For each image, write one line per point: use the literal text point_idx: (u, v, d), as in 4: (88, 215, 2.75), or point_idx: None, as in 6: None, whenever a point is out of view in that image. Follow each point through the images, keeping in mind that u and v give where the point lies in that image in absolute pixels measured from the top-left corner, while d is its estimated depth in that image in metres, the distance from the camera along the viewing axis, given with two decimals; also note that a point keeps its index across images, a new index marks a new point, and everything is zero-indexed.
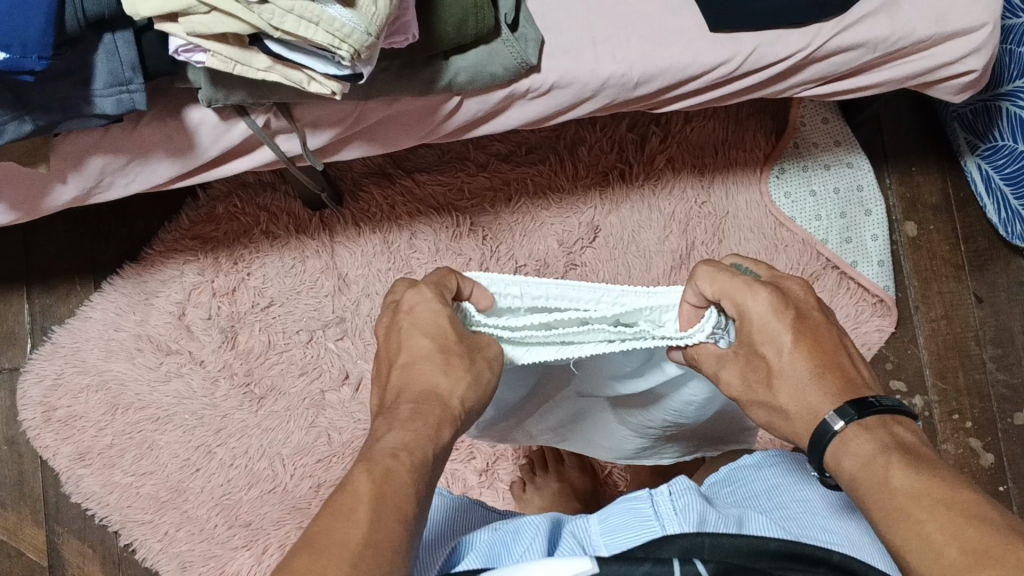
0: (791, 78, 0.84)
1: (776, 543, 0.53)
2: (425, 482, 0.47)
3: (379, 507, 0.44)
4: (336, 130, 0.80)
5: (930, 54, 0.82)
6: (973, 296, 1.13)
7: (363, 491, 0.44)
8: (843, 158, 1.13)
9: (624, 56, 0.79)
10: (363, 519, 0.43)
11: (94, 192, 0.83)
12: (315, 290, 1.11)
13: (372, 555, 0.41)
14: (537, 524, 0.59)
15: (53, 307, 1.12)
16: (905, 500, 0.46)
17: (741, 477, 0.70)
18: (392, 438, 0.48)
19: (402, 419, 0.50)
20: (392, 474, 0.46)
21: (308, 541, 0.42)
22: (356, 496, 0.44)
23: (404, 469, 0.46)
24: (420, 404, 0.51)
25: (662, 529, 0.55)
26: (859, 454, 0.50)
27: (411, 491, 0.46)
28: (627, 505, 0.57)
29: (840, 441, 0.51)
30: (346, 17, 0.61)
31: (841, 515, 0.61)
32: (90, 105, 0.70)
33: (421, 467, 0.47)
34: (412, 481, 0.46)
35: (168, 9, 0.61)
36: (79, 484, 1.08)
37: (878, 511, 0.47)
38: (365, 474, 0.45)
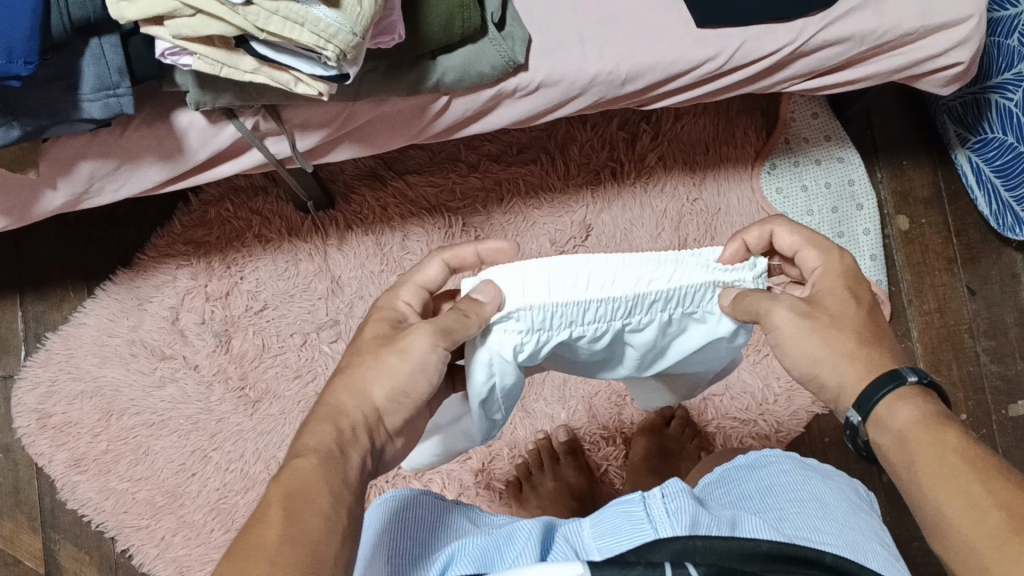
0: (778, 73, 0.84)
1: (767, 544, 0.55)
2: (340, 477, 0.50)
3: (291, 507, 0.47)
4: (325, 132, 0.80)
5: (917, 47, 0.83)
6: (966, 289, 1.13)
7: (276, 495, 0.48)
8: (833, 153, 1.13)
9: (611, 53, 0.79)
10: (278, 520, 0.46)
11: (85, 197, 0.83)
12: (309, 292, 1.11)
13: (290, 553, 0.44)
14: (529, 528, 0.59)
15: (46, 314, 1.12)
16: (950, 459, 0.50)
17: (734, 479, 0.70)
18: (308, 439, 0.52)
19: (314, 423, 0.54)
20: (301, 473, 0.49)
21: (234, 547, 0.45)
22: (273, 501, 0.47)
23: (313, 464, 0.50)
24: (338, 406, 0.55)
25: (655, 532, 0.55)
26: (911, 413, 0.54)
27: (327, 488, 0.49)
28: (619, 508, 0.58)
29: (894, 397, 0.55)
30: (331, 18, 0.61)
31: (834, 515, 0.61)
32: (78, 109, 0.70)
33: (336, 465, 0.51)
34: (324, 475, 0.50)
35: (153, 12, 0.61)
36: (74, 491, 1.08)
37: (922, 466, 0.51)
38: (278, 480, 0.49)
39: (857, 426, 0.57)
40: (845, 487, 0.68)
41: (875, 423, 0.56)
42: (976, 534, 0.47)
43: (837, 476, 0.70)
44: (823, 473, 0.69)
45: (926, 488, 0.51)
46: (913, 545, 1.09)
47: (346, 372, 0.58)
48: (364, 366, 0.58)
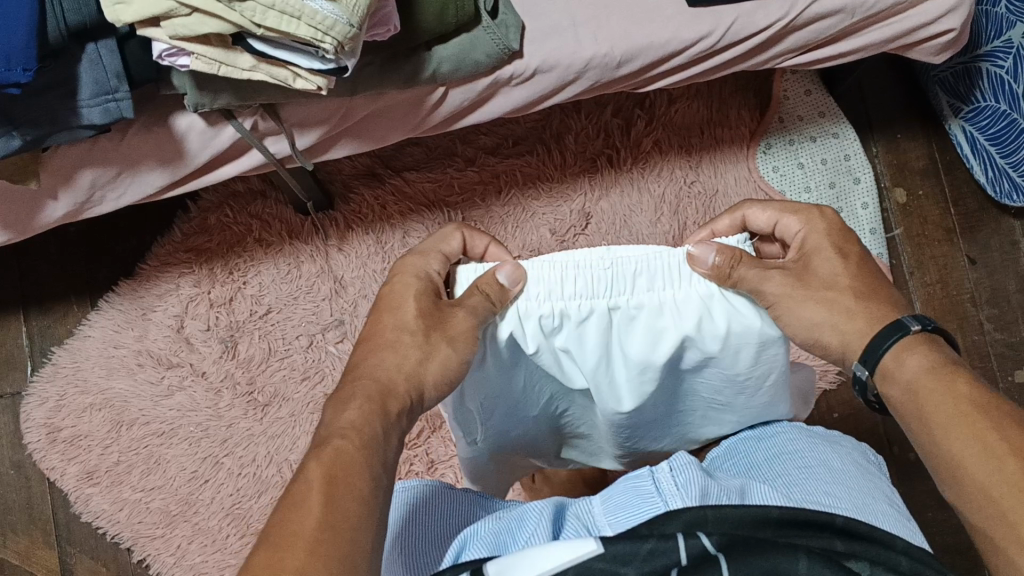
0: (771, 49, 0.85)
1: (779, 511, 0.56)
2: (378, 459, 0.50)
3: (330, 495, 0.46)
4: (323, 129, 0.81)
5: (908, 16, 0.83)
6: (967, 258, 1.14)
7: (316, 476, 0.47)
8: (828, 130, 1.14)
9: (605, 37, 0.79)
10: (319, 504, 0.45)
11: (87, 206, 0.83)
12: (312, 294, 1.11)
13: (327, 542, 0.43)
14: (539, 509, 0.60)
15: (50, 329, 1.12)
16: (963, 410, 0.50)
17: (743, 449, 0.70)
18: (351, 415, 0.53)
19: (351, 399, 0.54)
20: (341, 455, 0.49)
21: (273, 526, 0.45)
22: (313, 482, 0.47)
23: (352, 447, 0.50)
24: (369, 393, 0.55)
25: (664, 504, 0.55)
26: (919, 362, 0.54)
27: (366, 472, 0.49)
28: (629, 482, 0.59)
29: (900, 349, 0.55)
30: (327, 10, 0.61)
31: (842, 479, 0.63)
32: (77, 116, 0.70)
33: (373, 447, 0.51)
34: (364, 458, 0.50)
35: (149, 13, 0.62)
36: (87, 503, 1.08)
37: (937, 416, 0.51)
38: (315, 463, 0.48)
39: (864, 380, 0.57)
40: (855, 452, 0.69)
41: (882, 376, 0.56)
42: (992, 483, 0.47)
43: (847, 442, 0.71)
44: (831, 438, 0.70)
45: (941, 437, 0.50)
46: (927, 515, 1.09)
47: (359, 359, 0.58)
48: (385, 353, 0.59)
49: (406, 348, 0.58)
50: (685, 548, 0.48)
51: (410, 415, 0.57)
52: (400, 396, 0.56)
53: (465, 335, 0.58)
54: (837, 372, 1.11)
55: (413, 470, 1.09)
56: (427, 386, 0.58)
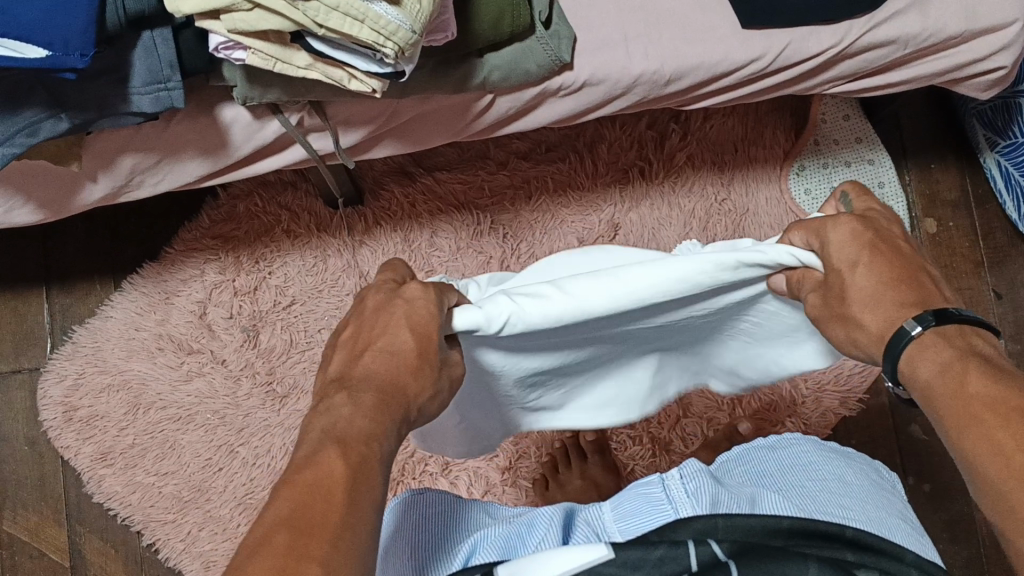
0: (819, 76, 0.84)
1: (789, 520, 0.57)
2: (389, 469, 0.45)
3: (350, 493, 0.42)
4: (368, 128, 0.80)
5: (961, 49, 0.82)
6: (993, 292, 1.14)
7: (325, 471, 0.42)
8: (864, 155, 1.13)
9: (655, 53, 0.79)
10: (340, 507, 0.41)
11: (125, 190, 0.83)
12: (337, 288, 1.10)
13: (344, 541, 0.39)
14: (551, 513, 0.62)
15: (73, 307, 1.11)
16: (954, 393, 0.50)
17: (755, 456, 0.70)
18: (358, 424, 0.46)
19: (355, 397, 0.48)
20: (357, 455, 0.44)
21: (268, 514, 0.41)
22: (324, 475, 0.42)
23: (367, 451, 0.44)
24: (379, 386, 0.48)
25: (675, 512, 0.58)
26: (931, 368, 0.51)
27: (375, 475, 0.44)
28: (639, 491, 0.61)
29: (914, 352, 0.52)
30: (392, 15, 0.61)
31: (854, 493, 0.63)
32: (126, 102, 0.69)
33: (383, 453, 0.46)
34: (374, 462, 0.44)
35: (210, 6, 0.61)
36: (100, 484, 1.08)
37: (953, 410, 0.50)
38: (331, 454, 0.43)
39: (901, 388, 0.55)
40: (866, 467, 0.69)
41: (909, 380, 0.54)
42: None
43: (859, 456, 0.71)
44: (843, 454, 0.69)
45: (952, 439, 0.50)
46: (937, 547, 1.09)
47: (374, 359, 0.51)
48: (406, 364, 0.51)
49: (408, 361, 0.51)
50: (695, 554, 0.52)
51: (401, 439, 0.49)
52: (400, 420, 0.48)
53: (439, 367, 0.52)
54: (858, 400, 1.10)
55: (427, 471, 1.09)
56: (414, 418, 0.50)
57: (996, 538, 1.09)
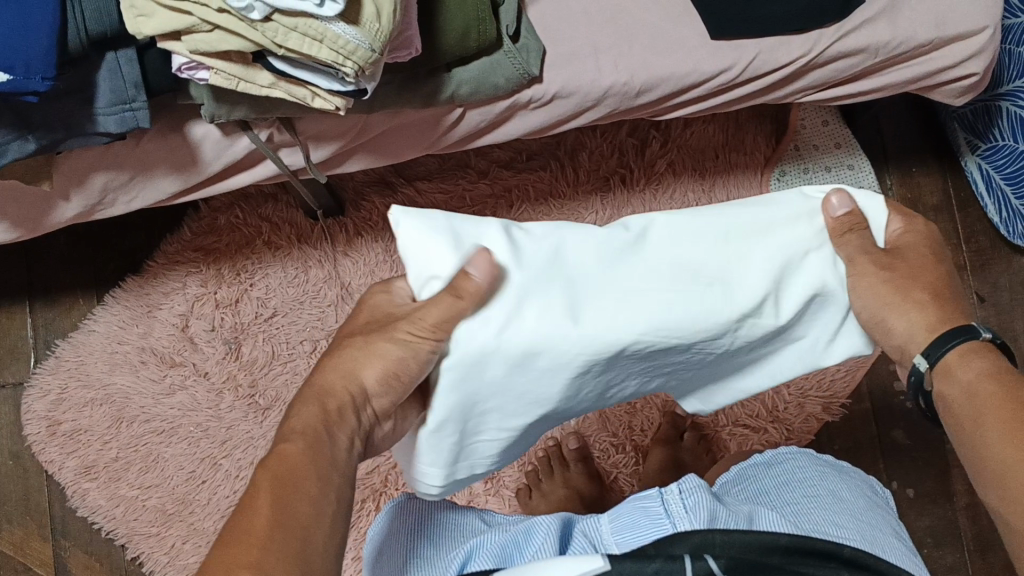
0: (792, 84, 0.84)
1: (786, 538, 0.57)
2: (327, 462, 0.52)
3: (276, 499, 0.48)
4: (339, 143, 0.80)
5: (934, 57, 0.82)
6: (976, 296, 1.14)
7: (263, 482, 0.49)
8: (844, 161, 1.13)
9: (625, 65, 0.79)
10: (266, 506, 0.48)
11: (99, 207, 0.83)
12: (318, 300, 1.11)
13: (278, 541, 0.46)
14: (547, 522, 0.62)
15: (56, 321, 1.11)
16: (994, 390, 0.57)
17: (751, 475, 0.70)
18: (296, 421, 0.54)
19: (306, 404, 0.55)
20: (288, 460, 0.50)
21: (225, 531, 0.47)
22: (261, 488, 0.49)
23: (297, 450, 0.51)
24: (325, 389, 0.55)
25: (673, 526, 0.57)
26: (977, 368, 0.58)
27: (314, 473, 0.51)
28: (636, 503, 0.60)
29: (961, 352, 0.59)
30: (350, 35, 0.61)
31: (850, 508, 0.63)
32: (93, 123, 0.70)
33: (325, 446, 0.52)
34: (311, 461, 0.51)
35: (171, 27, 0.61)
36: (84, 498, 1.08)
37: (985, 414, 0.56)
38: (266, 468, 0.50)
39: (921, 372, 0.61)
40: (861, 481, 0.69)
41: (940, 373, 0.60)
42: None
43: (853, 471, 0.71)
44: (842, 470, 0.70)
45: (980, 433, 0.56)
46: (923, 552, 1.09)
47: (335, 359, 0.57)
48: (357, 351, 0.57)
49: (359, 343, 0.58)
50: (692, 569, 0.53)
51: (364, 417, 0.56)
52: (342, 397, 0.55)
53: (413, 335, 0.56)
54: (841, 404, 1.10)
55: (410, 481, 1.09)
56: (371, 387, 0.56)
57: (982, 543, 1.09)
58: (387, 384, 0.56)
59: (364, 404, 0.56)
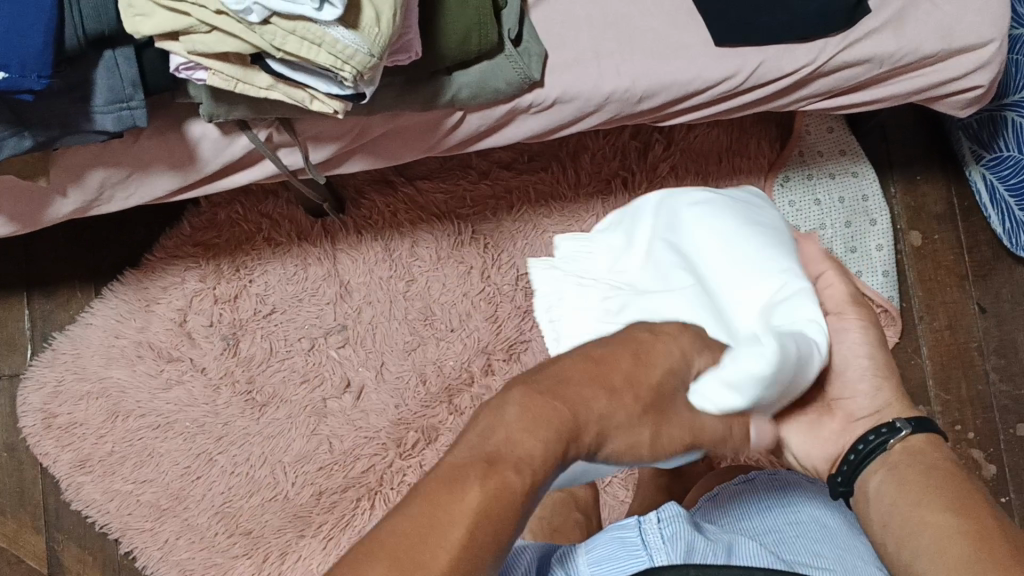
0: (794, 93, 0.84)
1: None
2: (526, 519, 0.40)
3: (471, 537, 0.37)
4: (338, 144, 0.80)
5: (937, 68, 0.82)
6: (977, 306, 1.13)
7: (466, 504, 0.38)
8: (848, 168, 1.12)
9: (627, 71, 0.78)
10: (455, 542, 0.36)
11: (96, 203, 0.82)
12: (317, 297, 1.11)
13: None
14: (526, 552, 0.62)
15: (53, 313, 1.11)
16: (933, 475, 0.62)
17: (734, 498, 0.70)
18: (525, 440, 0.41)
19: (519, 420, 0.42)
20: (504, 493, 0.39)
21: (389, 531, 0.36)
22: (452, 509, 0.37)
23: (518, 490, 0.39)
24: (551, 414, 0.43)
25: (650, 559, 0.56)
26: (922, 449, 0.65)
27: (515, 522, 0.39)
28: (614, 533, 0.59)
29: (918, 440, 0.66)
30: (349, 39, 0.60)
31: (831, 539, 0.62)
32: (90, 120, 0.69)
33: (531, 500, 0.41)
34: (520, 511, 0.39)
35: (169, 28, 0.61)
36: (79, 491, 1.08)
37: (917, 480, 0.62)
38: (478, 486, 0.38)
39: (879, 443, 0.67)
40: (845, 512, 0.69)
41: (904, 444, 0.66)
42: None
43: (838, 499, 0.71)
44: (819, 495, 0.70)
45: (893, 489, 0.63)
46: None
47: (571, 380, 0.46)
48: (595, 404, 0.46)
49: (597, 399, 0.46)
50: None
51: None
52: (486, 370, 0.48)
53: (639, 417, 0.48)
54: None
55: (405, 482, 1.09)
56: (588, 446, 0.45)
57: None
58: (598, 460, 0.47)
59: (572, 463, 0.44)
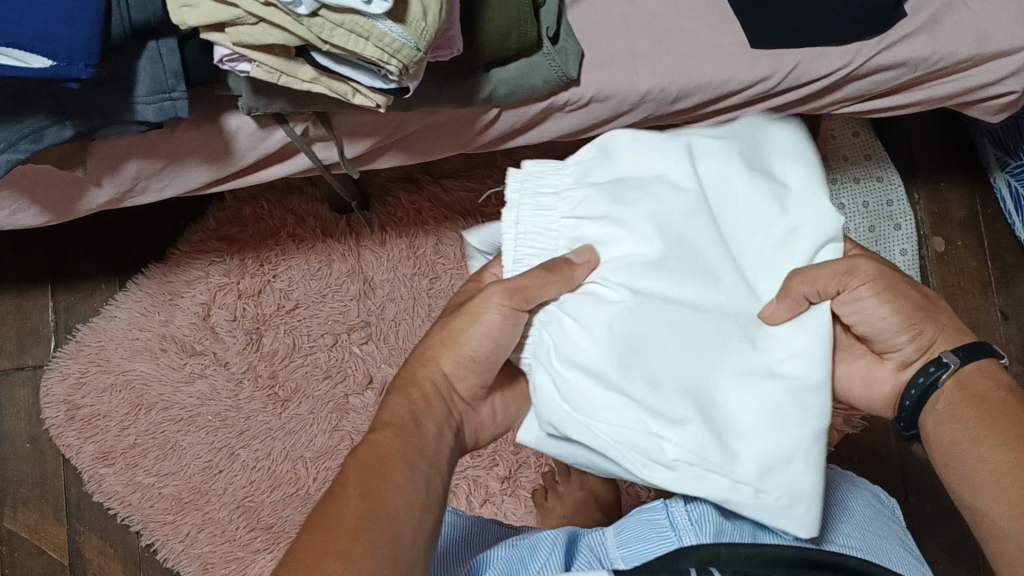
0: (829, 96, 0.84)
1: (793, 550, 0.56)
2: (413, 448, 0.54)
3: (366, 486, 0.49)
4: (372, 139, 0.80)
5: (971, 74, 0.82)
6: (1000, 313, 1.13)
7: (352, 470, 0.51)
8: (873, 172, 1.12)
9: (663, 71, 0.78)
10: (355, 496, 0.49)
11: (129, 195, 0.83)
12: (340, 293, 1.11)
13: (364, 528, 0.47)
14: (552, 538, 0.61)
15: (78, 305, 1.11)
16: (997, 418, 0.56)
17: None
18: (386, 412, 0.57)
19: (393, 395, 0.59)
20: (376, 447, 0.53)
21: (314, 517, 0.48)
22: (350, 472, 0.51)
23: (387, 438, 0.54)
24: (409, 384, 0.60)
25: (678, 540, 0.58)
26: (980, 387, 0.57)
27: (399, 459, 0.52)
28: (641, 515, 0.61)
29: (963, 376, 0.58)
30: (396, 33, 0.61)
31: (859, 519, 0.63)
32: (131, 111, 0.69)
33: (410, 435, 0.55)
34: (400, 445, 0.54)
35: (215, 20, 0.61)
36: (101, 483, 1.08)
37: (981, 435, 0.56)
38: (354, 458, 0.52)
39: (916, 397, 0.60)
40: (876, 494, 0.69)
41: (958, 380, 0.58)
42: None
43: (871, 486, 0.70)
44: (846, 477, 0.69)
45: (960, 447, 0.56)
46: (939, 568, 1.09)
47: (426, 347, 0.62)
48: (449, 339, 0.62)
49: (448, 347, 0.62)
50: None
51: (449, 406, 0.61)
52: (425, 387, 0.60)
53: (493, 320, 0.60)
54: (862, 417, 1.10)
55: None
56: (450, 372, 0.62)
57: None
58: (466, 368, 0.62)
59: (448, 391, 0.62)
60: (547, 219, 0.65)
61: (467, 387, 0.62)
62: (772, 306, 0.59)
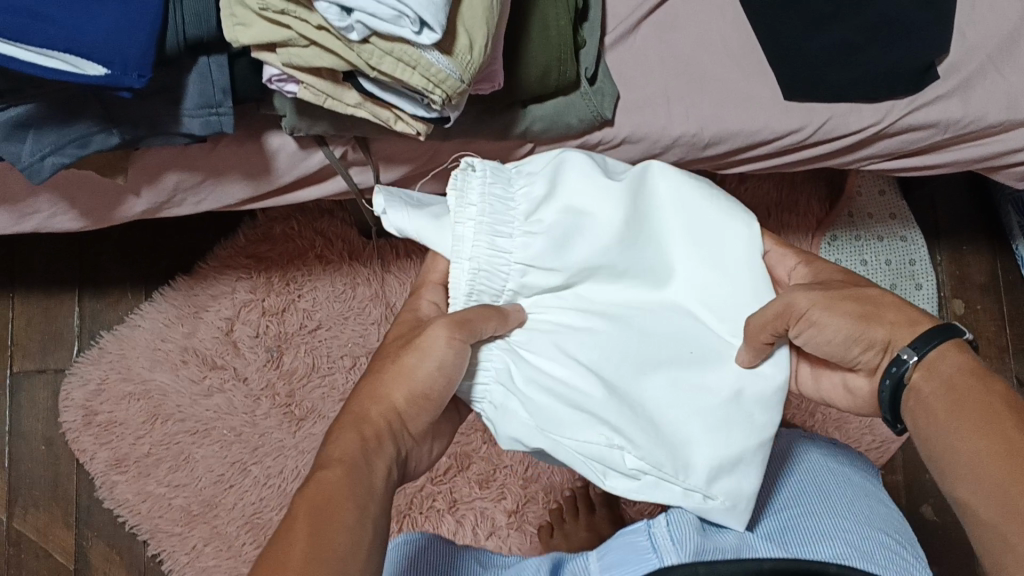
0: (859, 151, 0.85)
1: (768, 562, 0.58)
2: (364, 487, 0.48)
3: (314, 523, 0.44)
4: (410, 165, 0.82)
5: (1000, 139, 0.84)
6: (1016, 379, 1.14)
7: (299, 509, 0.45)
8: (897, 232, 1.13)
9: (696, 117, 0.80)
10: (303, 538, 0.43)
11: (166, 206, 0.84)
12: (362, 317, 1.12)
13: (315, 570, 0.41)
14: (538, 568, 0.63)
15: (103, 313, 1.12)
16: (976, 403, 0.50)
17: None
18: (333, 448, 0.51)
19: (340, 433, 0.53)
20: (324, 484, 0.47)
21: (258, 563, 0.43)
22: (297, 513, 0.45)
23: (335, 475, 0.48)
24: (359, 419, 0.54)
25: (658, 560, 0.57)
26: (952, 370, 0.52)
27: (351, 499, 0.47)
28: (624, 536, 0.60)
29: (933, 360, 0.53)
30: (443, 64, 0.62)
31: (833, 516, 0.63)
32: (178, 123, 0.71)
33: (360, 475, 0.49)
34: (350, 485, 0.48)
35: (267, 40, 0.63)
36: (112, 490, 1.09)
37: (957, 424, 0.50)
38: (302, 496, 0.46)
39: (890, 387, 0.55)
40: (843, 474, 0.70)
41: (925, 366, 0.53)
42: None
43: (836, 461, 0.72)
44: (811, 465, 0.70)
45: (938, 438, 0.51)
46: None
47: (369, 384, 0.57)
48: (386, 375, 0.57)
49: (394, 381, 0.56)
50: None
51: (398, 442, 0.54)
52: (377, 424, 0.54)
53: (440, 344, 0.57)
54: None
55: (434, 507, 1.11)
56: (400, 406, 0.56)
57: None
58: (416, 403, 0.56)
59: (400, 430, 0.55)
60: (500, 261, 0.63)
61: (418, 427, 0.56)
62: (744, 349, 0.60)
